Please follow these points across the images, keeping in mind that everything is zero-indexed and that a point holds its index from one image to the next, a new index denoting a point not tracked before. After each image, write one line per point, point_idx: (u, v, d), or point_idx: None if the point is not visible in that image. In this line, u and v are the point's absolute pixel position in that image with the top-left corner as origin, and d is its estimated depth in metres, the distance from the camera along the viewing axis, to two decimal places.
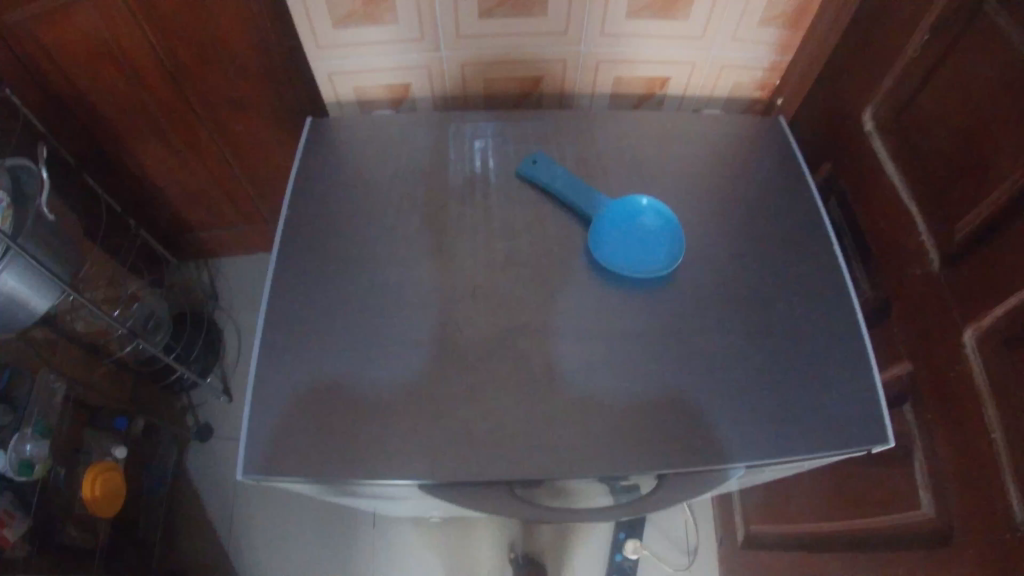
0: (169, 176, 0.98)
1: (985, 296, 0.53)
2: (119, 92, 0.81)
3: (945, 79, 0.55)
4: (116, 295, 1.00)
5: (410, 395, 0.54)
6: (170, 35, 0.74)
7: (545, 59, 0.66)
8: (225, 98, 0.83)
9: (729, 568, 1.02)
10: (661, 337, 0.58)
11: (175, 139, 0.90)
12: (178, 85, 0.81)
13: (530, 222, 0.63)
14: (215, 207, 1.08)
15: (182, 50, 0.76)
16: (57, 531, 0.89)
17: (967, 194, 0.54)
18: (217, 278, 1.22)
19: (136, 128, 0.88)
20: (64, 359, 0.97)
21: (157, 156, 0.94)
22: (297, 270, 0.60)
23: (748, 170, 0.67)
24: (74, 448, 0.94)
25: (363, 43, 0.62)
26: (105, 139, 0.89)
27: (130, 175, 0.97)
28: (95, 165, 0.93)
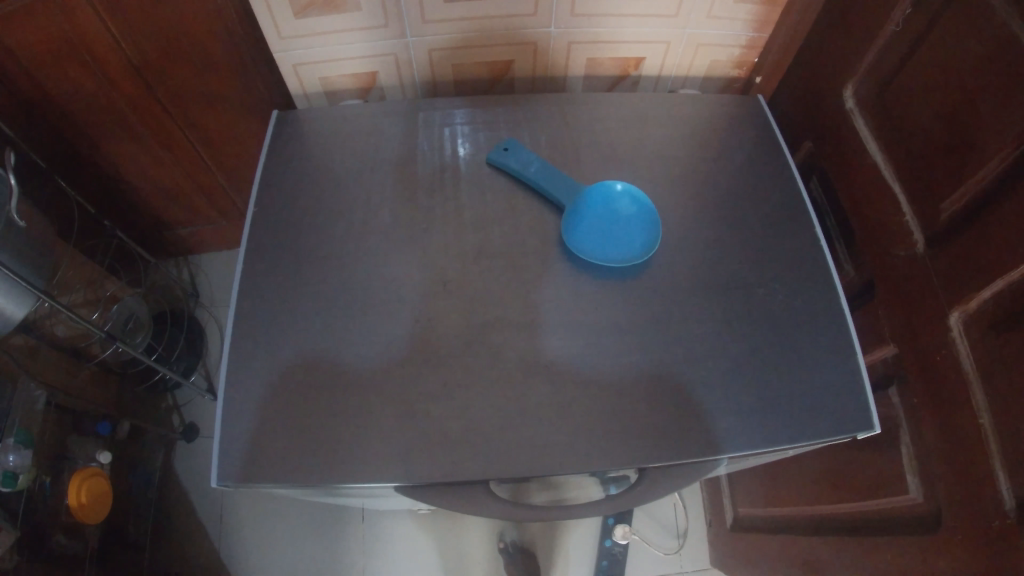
0: (143, 173, 0.95)
1: (970, 279, 0.50)
2: (87, 91, 0.78)
3: (928, 53, 0.52)
4: (95, 297, 0.94)
5: (376, 398, 0.52)
6: (139, 32, 0.71)
7: (514, 42, 0.64)
8: (200, 93, 0.81)
9: (718, 550, 1.02)
10: (636, 331, 0.55)
11: (149, 137, 0.87)
12: (149, 82, 0.78)
13: (501, 212, 0.60)
14: (193, 203, 1.04)
15: (149, 48, 0.74)
16: (46, 540, 0.84)
17: (952, 171, 0.52)
18: (198, 274, 1.19)
19: (105, 126, 0.84)
20: (48, 368, 0.88)
21: (128, 154, 0.90)
22: (263, 270, 0.57)
23: (728, 151, 0.65)
24: (57, 458, 0.88)
25: (326, 34, 0.61)
26: (75, 139, 0.86)
27: (104, 175, 0.93)
28: (67, 167, 0.89)
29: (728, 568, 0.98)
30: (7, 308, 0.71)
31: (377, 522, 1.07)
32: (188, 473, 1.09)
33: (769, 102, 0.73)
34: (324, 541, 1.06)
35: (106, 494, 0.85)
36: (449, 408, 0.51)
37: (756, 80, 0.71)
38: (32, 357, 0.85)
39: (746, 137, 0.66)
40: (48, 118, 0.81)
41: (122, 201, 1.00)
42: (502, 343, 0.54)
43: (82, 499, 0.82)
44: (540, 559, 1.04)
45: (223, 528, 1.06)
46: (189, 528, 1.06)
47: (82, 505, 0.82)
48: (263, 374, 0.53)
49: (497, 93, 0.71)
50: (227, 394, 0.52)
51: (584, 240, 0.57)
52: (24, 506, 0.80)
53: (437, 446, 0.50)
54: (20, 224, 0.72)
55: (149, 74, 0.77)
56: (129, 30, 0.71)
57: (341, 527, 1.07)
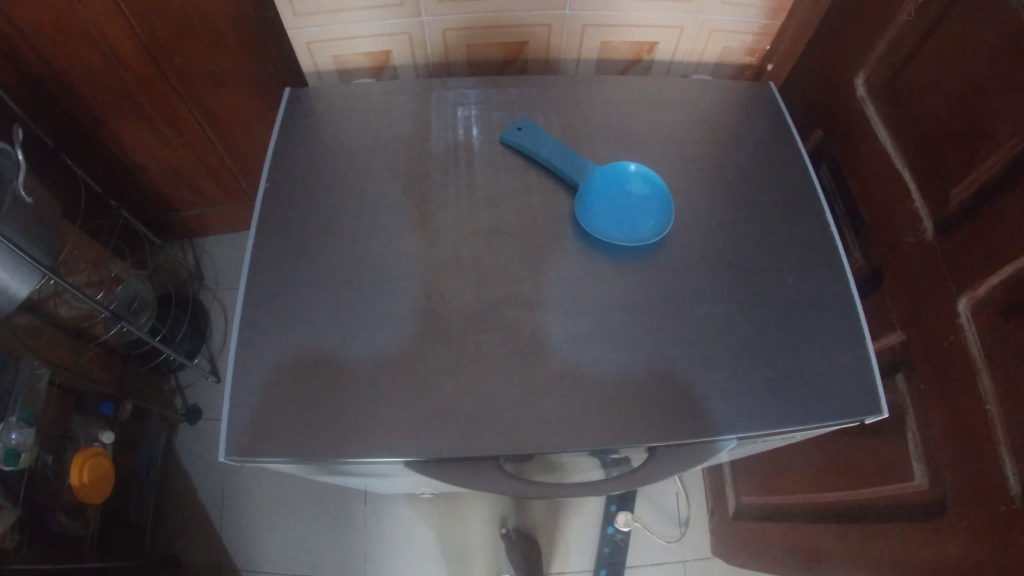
0: (150, 155, 0.94)
1: (979, 265, 0.51)
2: (97, 71, 0.78)
3: (940, 42, 0.53)
4: (98, 278, 0.92)
5: (387, 373, 0.52)
6: (150, 11, 0.71)
7: (529, 23, 0.63)
8: (208, 74, 0.81)
9: (720, 539, 1.02)
10: (646, 313, 0.55)
11: (156, 117, 0.86)
12: (159, 63, 0.78)
13: (514, 191, 0.60)
14: (199, 186, 1.03)
15: (160, 27, 0.73)
16: (47, 522, 0.83)
17: (962, 159, 0.52)
18: (203, 257, 1.18)
19: (113, 106, 0.84)
20: (47, 345, 0.87)
21: (137, 134, 0.89)
22: (274, 246, 0.57)
23: (741, 137, 0.65)
24: (61, 438, 0.87)
25: (340, 11, 0.60)
26: (84, 119, 0.85)
27: (111, 156, 0.93)
28: (74, 147, 0.89)
29: (730, 556, 0.99)
30: (12, 284, 0.70)
31: (378, 507, 1.06)
32: (187, 458, 1.09)
33: (781, 89, 0.73)
34: (324, 525, 1.05)
35: (107, 475, 0.84)
36: (460, 385, 0.51)
37: (767, 68, 0.71)
38: (34, 336, 0.85)
39: (758, 123, 0.65)
40: (55, 95, 0.80)
41: (128, 182, 0.99)
42: (513, 321, 0.54)
43: (85, 478, 0.80)
44: (541, 545, 1.05)
45: (222, 513, 1.06)
46: (189, 513, 1.06)
47: (84, 485, 0.80)
48: (275, 347, 0.53)
49: (512, 75, 0.70)
50: (239, 368, 0.52)
51: (597, 221, 0.57)
52: (25, 487, 0.80)
53: (449, 421, 0.50)
54: (28, 201, 0.71)
55: (159, 54, 0.77)
56: (139, 7, 0.71)
57: (342, 511, 1.06)
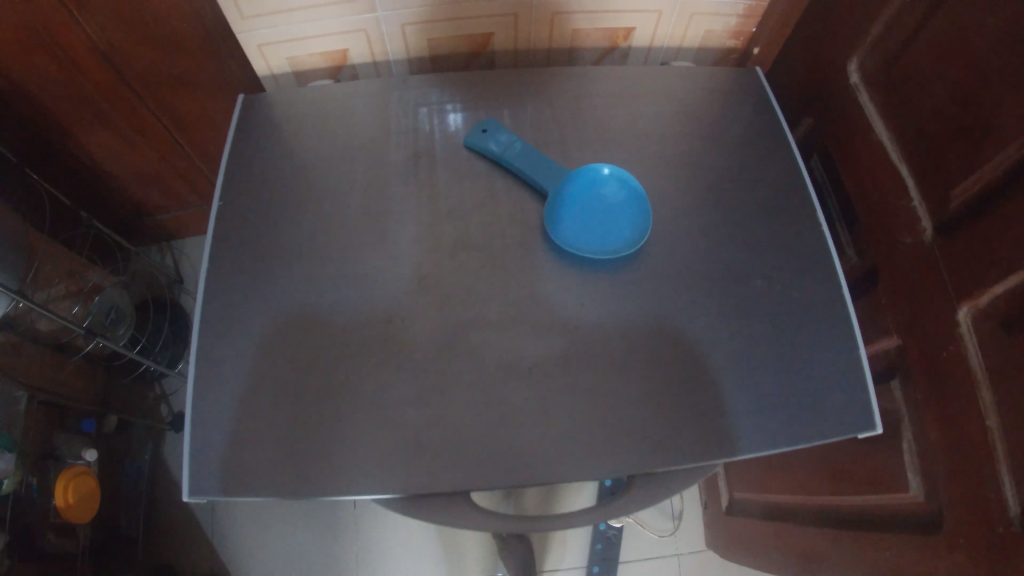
0: (118, 158, 0.90)
1: (980, 272, 0.48)
2: (54, 76, 0.74)
3: (941, 27, 0.49)
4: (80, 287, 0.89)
5: (348, 405, 0.48)
6: (101, 15, 0.67)
7: (494, 12, 0.58)
8: (170, 76, 0.77)
9: (713, 533, 1.02)
10: (621, 330, 0.51)
11: (121, 121, 0.82)
12: (119, 66, 0.74)
13: (478, 201, 0.55)
14: (173, 189, 1.00)
15: (114, 29, 0.69)
16: (36, 541, 0.82)
17: (966, 155, 0.48)
18: (183, 262, 1.14)
19: (75, 111, 0.79)
20: (31, 369, 0.86)
21: (104, 141, 0.86)
22: (228, 269, 0.53)
23: (724, 131, 0.60)
24: (45, 456, 0.85)
25: (291, 10, 0.56)
26: (46, 126, 0.81)
27: (77, 161, 0.88)
28: (38, 155, 0.84)
29: (722, 551, 0.99)
30: None
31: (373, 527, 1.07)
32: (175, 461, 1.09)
33: (769, 73, 0.68)
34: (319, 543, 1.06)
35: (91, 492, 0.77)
36: (424, 417, 0.48)
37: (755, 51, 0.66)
38: (15, 354, 0.83)
39: (745, 114, 0.61)
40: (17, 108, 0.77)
41: (98, 189, 0.95)
42: (481, 350, 0.50)
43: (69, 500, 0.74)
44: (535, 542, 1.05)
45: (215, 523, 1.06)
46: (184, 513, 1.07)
47: (67, 506, 0.74)
48: (230, 383, 0.49)
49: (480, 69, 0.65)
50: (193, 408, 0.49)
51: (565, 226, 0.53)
52: (11, 509, 0.78)
53: (416, 457, 0.47)
54: None
55: (117, 58, 0.73)
56: (91, 9, 0.66)
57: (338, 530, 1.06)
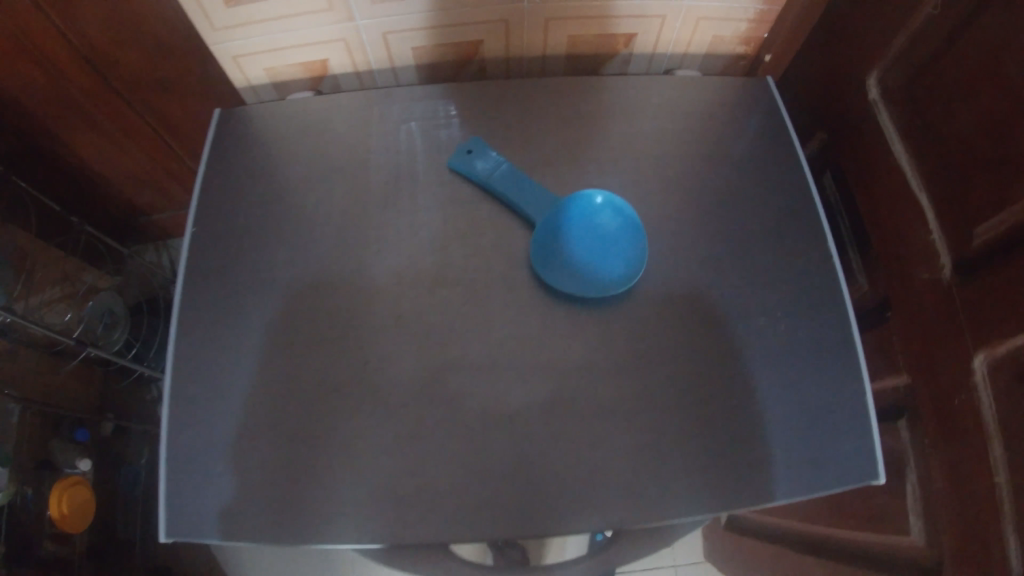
0: (107, 163, 0.86)
1: (1000, 320, 0.44)
2: (37, 85, 0.71)
3: (971, 46, 0.44)
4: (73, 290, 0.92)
5: (324, 448, 0.47)
6: (78, 19, 0.64)
7: (480, 19, 0.54)
8: (156, 79, 0.74)
9: (711, 546, 1.01)
10: (607, 374, 0.49)
11: (109, 125, 0.79)
12: (103, 71, 0.72)
13: (461, 231, 0.52)
14: (168, 193, 0.97)
15: (94, 34, 0.66)
16: (35, 550, 0.81)
17: (991, 190, 0.44)
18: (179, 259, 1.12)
19: (63, 118, 0.77)
20: (24, 381, 0.87)
21: (95, 146, 0.83)
22: (204, 303, 0.52)
23: (730, 149, 0.56)
24: (42, 465, 0.85)
25: (265, 19, 0.53)
26: (36, 133, 0.78)
27: (68, 168, 0.85)
28: (25, 162, 0.82)
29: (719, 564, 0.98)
30: None
31: None
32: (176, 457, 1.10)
33: (781, 81, 0.64)
34: None
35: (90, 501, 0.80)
36: (400, 465, 0.46)
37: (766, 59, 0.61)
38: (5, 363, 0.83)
39: (753, 130, 0.57)
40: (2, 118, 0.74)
41: (91, 195, 0.92)
42: (459, 395, 0.48)
43: (63, 509, 0.76)
44: None
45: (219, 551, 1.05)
46: None
47: (62, 516, 0.76)
48: (207, 425, 0.49)
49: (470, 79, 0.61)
50: (170, 449, 0.48)
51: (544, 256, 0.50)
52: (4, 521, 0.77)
53: (393, 504, 0.46)
54: None
55: (101, 63, 0.71)
56: (67, 12, 0.63)
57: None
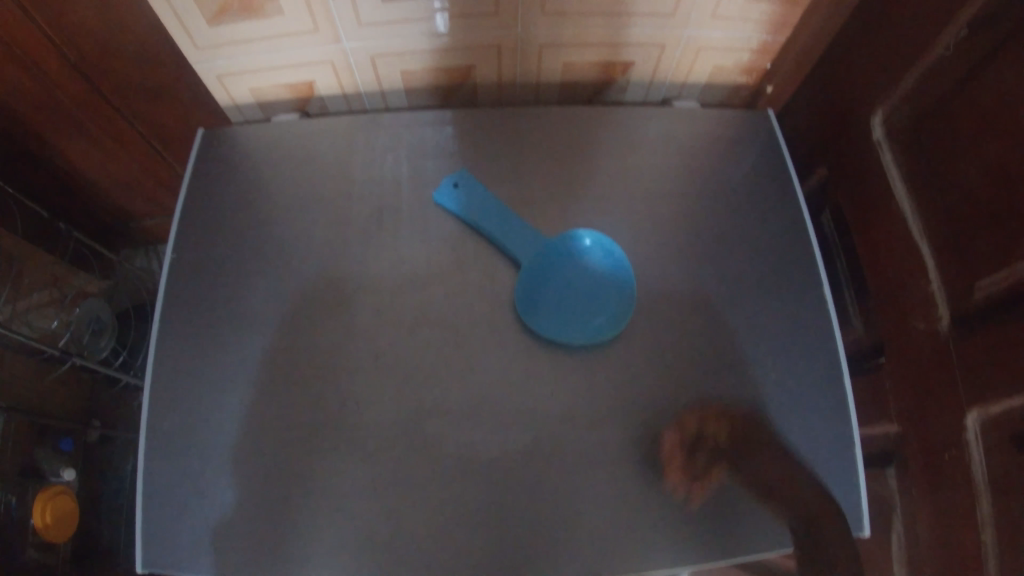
0: (97, 170, 0.85)
1: (995, 380, 0.42)
2: (27, 90, 0.70)
3: (980, 92, 0.43)
4: (60, 295, 0.91)
5: (300, 486, 0.47)
6: (69, 29, 0.63)
7: (472, 45, 0.54)
8: (147, 91, 0.73)
9: None
10: (588, 422, 0.48)
11: (99, 132, 0.78)
12: (93, 80, 0.70)
13: (444, 268, 0.51)
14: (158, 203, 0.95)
15: (84, 44, 0.65)
16: (18, 558, 0.80)
17: (993, 243, 0.42)
18: None
19: (52, 123, 0.76)
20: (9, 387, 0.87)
21: (83, 151, 0.81)
22: (185, 333, 0.51)
23: (725, 186, 0.55)
24: (26, 473, 0.86)
25: (251, 40, 0.52)
26: (25, 135, 0.77)
27: (58, 171, 0.85)
28: (15, 165, 0.81)
29: None
30: None
31: None
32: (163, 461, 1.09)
33: (782, 112, 0.63)
34: None
35: (74, 514, 0.82)
36: (376, 507, 0.46)
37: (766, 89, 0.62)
38: None
39: (748, 165, 0.55)
40: None
41: (82, 201, 0.92)
42: (438, 439, 0.47)
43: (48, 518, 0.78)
44: None
45: None
46: None
47: (47, 524, 0.78)
48: (184, 460, 0.48)
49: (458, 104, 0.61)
50: (146, 484, 0.48)
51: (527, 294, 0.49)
52: None
53: (368, 547, 0.45)
54: None
55: (91, 71, 0.69)
56: (58, 21, 0.63)
57: None
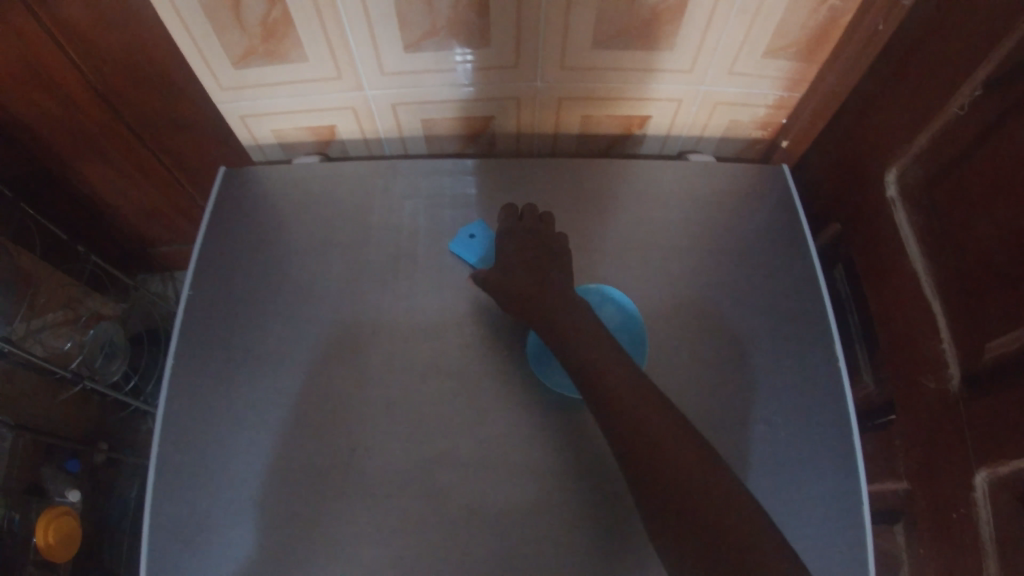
0: (117, 194, 0.87)
1: (1003, 441, 0.42)
2: (53, 115, 0.71)
3: (989, 154, 0.43)
4: (74, 315, 0.93)
5: (307, 529, 0.47)
6: (100, 62, 0.65)
7: (495, 95, 0.56)
8: (169, 125, 0.74)
9: None
10: (598, 473, 0.47)
11: (119, 158, 0.79)
12: (118, 110, 0.72)
13: (459, 316, 0.53)
14: (175, 228, 0.97)
15: (113, 76, 0.67)
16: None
17: (1001, 303, 0.42)
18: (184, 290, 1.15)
19: (74, 146, 0.77)
20: (19, 403, 0.87)
21: (102, 174, 0.82)
22: (199, 371, 0.52)
23: (737, 239, 0.55)
24: (32, 492, 0.86)
25: (276, 84, 0.54)
26: (48, 158, 0.78)
27: (77, 193, 0.86)
28: (39, 184, 0.82)
29: None
30: None
31: None
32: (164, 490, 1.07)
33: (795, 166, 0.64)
34: None
35: (76, 535, 0.82)
36: (383, 554, 0.46)
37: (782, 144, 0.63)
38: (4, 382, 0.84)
39: (757, 220, 0.56)
40: (11, 134, 0.74)
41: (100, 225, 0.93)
42: (446, 486, 0.47)
43: (51, 538, 0.78)
44: None
45: None
46: None
47: (50, 544, 0.78)
48: (193, 498, 0.48)
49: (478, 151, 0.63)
50: (153, 522, 0.47)
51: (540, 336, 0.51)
52: None
53: None
54: None
55: (118, 102, 0.71)
56: (89, 54, 0.64)
57: None
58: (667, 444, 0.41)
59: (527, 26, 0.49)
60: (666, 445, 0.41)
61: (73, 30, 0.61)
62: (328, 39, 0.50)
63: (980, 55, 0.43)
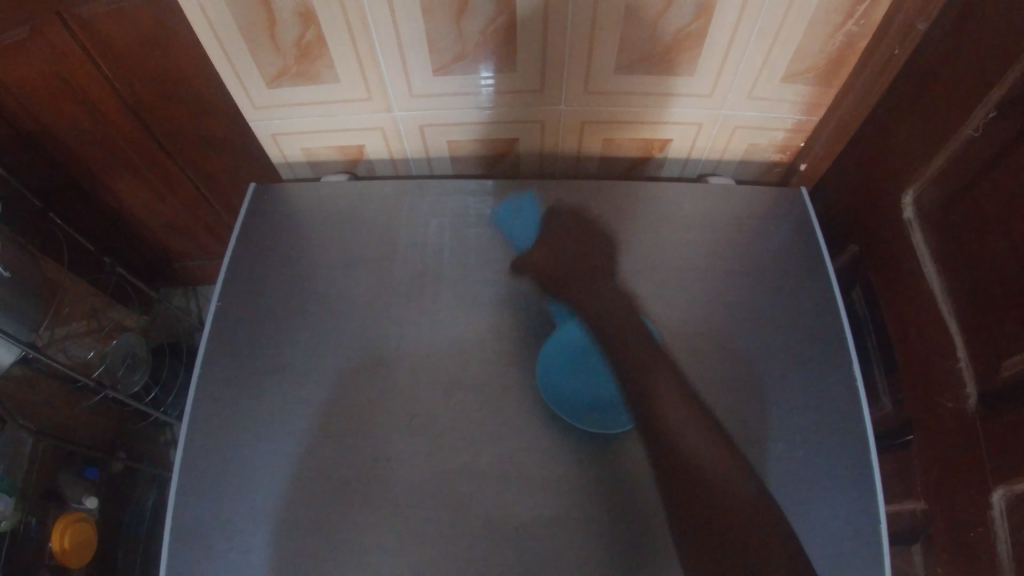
0: (143, 206, 0.89)
1: (1019, 459, 0.42)
2: (86, 129, 0.73)
3: (1001, 177, 0.44)
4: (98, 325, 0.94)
5: (330, 538, 0.47)
6: (135, 81, 0.67)
7: (520, 117, 0.57)
8: (198, 141, 0.76)
9: None
10: (617, 487, 0.48)
11: (148, 172, 0.81)
12: (149, 127, 0.74)
13: (483, 333, 0.54)
14: (198, 241, 0.99)
15: (146, 94, 0.69)
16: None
17: (1016, 322, 0.43)
18: (204, 304, 1.17)
19: (103, 159, 0.79)
20: (40, 410, 0.88)
21: (130, 187, 0.85)
22: (226, 380, 0.53)
23: (755, 260, 0.57)
24: (48, 496, 0.87)
25: (307, 104, 0.56)
26: (79, 171, 0.81)
27: (105, 205, 0.88)
28: (68, 196, 0.84)
29: None
30: None
31: None
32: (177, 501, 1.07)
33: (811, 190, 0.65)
34: None
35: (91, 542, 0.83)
36: (404, 563, 0.46)
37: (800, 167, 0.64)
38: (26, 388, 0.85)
39: (775, 241, 0.57)
40: (44, 146, 0.76)
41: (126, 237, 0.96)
42: (467, 497, 0.48)
43: (65, 544, 0.79)
44: None
45: None
46: None
47: (64, 550, 0.79)
48: (218, 505, 0.49)
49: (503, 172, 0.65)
50: (176, 527, 0.48)
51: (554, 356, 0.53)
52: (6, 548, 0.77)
53: None
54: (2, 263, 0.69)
55: (149, 118, 0.73)
56: (124, 72, 0.66)
57: None
58: (703, 464, 0.45)
59: (554, 51, 0.50)
60: (703, 466, 0.45)
61: (111, 49, 0.63)
62: (360, 62, 0.51)
63: (992, 81, 0.44)
